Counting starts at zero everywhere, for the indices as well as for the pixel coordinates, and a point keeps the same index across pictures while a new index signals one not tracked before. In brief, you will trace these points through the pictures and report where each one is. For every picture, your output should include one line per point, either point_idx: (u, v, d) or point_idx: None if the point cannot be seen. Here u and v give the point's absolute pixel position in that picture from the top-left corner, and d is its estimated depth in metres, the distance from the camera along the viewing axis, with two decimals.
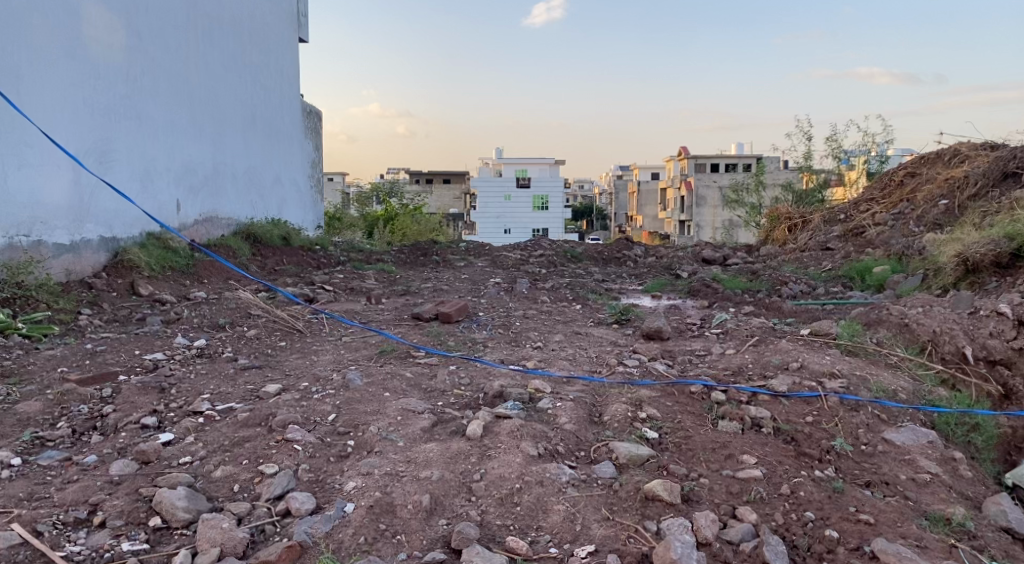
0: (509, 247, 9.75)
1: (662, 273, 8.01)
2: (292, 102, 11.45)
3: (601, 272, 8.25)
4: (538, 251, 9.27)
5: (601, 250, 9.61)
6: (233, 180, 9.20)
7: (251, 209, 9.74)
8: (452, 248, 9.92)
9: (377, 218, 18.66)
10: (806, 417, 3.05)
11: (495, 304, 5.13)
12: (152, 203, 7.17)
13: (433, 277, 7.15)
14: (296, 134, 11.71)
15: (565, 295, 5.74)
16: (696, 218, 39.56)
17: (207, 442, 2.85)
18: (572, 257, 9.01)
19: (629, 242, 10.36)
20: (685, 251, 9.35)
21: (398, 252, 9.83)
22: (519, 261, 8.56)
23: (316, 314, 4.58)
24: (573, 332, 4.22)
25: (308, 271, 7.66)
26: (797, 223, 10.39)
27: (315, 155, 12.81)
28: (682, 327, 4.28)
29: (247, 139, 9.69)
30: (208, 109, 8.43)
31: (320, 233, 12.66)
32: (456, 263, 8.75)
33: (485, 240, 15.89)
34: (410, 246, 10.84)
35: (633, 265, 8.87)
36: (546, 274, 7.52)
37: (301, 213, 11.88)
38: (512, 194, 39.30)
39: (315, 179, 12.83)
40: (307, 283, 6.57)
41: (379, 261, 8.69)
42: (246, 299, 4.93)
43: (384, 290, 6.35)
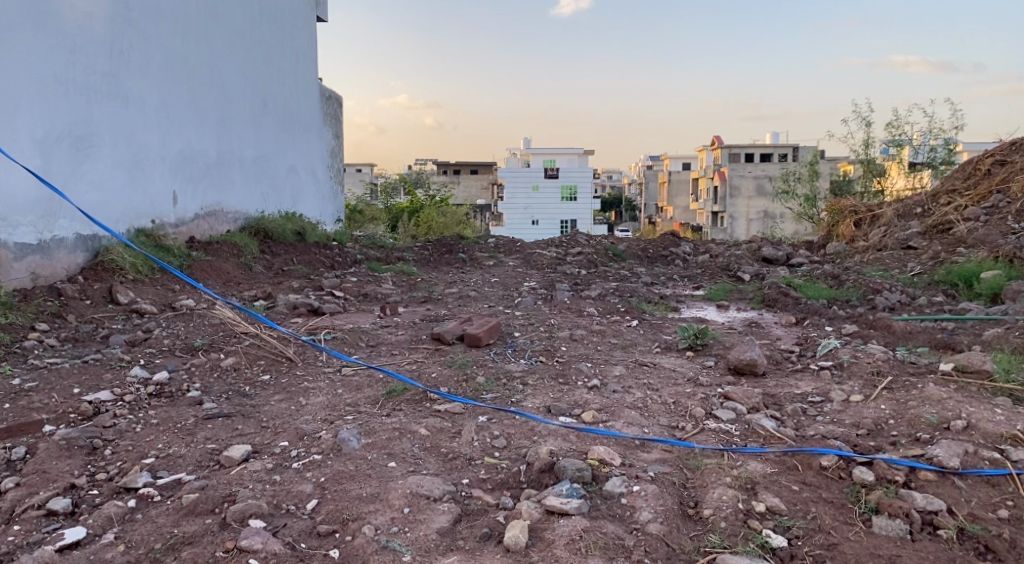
0: (543, 244, 8.82)
1: (719, 276, 7.04)
2: (310, 86, 10.65)
3: (649, 273, 7.30)
4: (576, 249, 8.34)
5: (646, 248, 8.65)
6: (241, 170, 8.40)
7: (262, 202, 8.95)
8: (480, 245, 9.01)
9: (402, 211, 17.83)
10: (998, 510, 2.09)
11: (534, 319, 4.22)
12: (143, 195, 6.36)
13: (459, 280, 6.27)
14: (315, 120, 10.92)
15: (617, 304, 4.80)
16: (730, 209, 38.24)
17: (129, 547, 1.98)
18: (615, 256, 8.07)
19: (676, 238, 9.38)
20: (740, 250, 8.36)
21: (420, 250, 8.96)
22: (555, 260, 7.65)
23: (313, 336, 3.71)
24: (637, 364, 3.27)
25: (319, 272, 6.80)
26: (865, 218, 9.32)
27: (335, 143, 12.03)
28: (777, 357, 3.33)
29: (258, 125, 8.88)
30: (211, 90, 7.61)
31: (340, 226, 11.88)
32: (483, 262, 7.86)
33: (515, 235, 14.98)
34: (436, 242, 9.96)
35: (684, 265, 7.89)
36: (588, 276, 6.60)
37: (319, 207, 11.06)
38: (540, 185, 38.20)
39: (335, 169, 11.99)
40: (311, 288, 5.71)
41: (399, 260, 7.83)
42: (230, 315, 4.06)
43: (402, 298, 5.48)
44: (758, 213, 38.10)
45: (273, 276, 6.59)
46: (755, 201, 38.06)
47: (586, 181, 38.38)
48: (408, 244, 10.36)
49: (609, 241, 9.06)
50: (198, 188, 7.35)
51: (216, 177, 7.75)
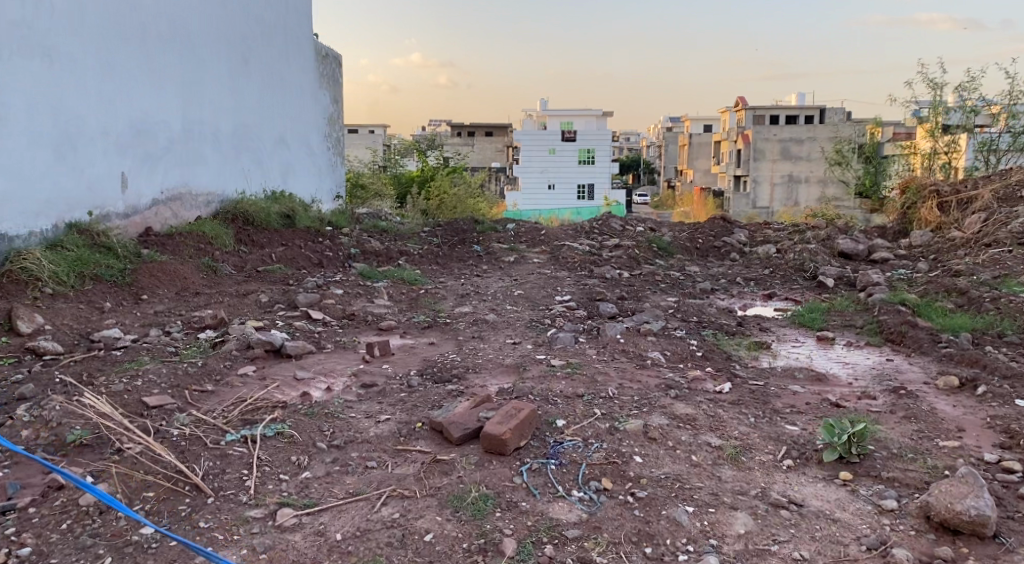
0: (572, 234, 7.52)
1: (793, 287, 5.74)
2: (302, 43, 9.31)
3: (704, 277, 6.00)
4: (611, 240, 7.06)
5: (694, 241, 7.34)
6: (216, 144, 7.12)
7: (244, 180, 7.69)
8: (499, 234, 7.73)
9: (412, 181, 16.51)
10: None
11: (582, 380, 2.97)
12: (78, 179, 5.10)
13: (474, 290, 5.02)
14: (309, 83, 9.59)
15: (690, 344, 3.53)
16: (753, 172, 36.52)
17: None
18: (661, 251, 6.78)
19: (726, 226, 8.06)
20: (809, 244, 7.03)
21: (426, 240, 7.68)
22: (589, 257, 6.37)
23: (244, 432, 2.35)
24: (768, 503, 2.03)
25: (301, 275, 5.56)
26: (952, 201, 7.94)
27: (334, 108, 10.70)
28: (996, 490, 2.10)
29: (238, 91, 7.58)
30: (175, 49, 6.32)
31: (340, 205, 10.61)
32: (502, 259, 6.59)
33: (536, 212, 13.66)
34: (448, 226, 8.69)
35: (744, 263, 6.59)
36: (634, 287, 5.33)
37: (314, 183, 9.76)
38: (556, 148, 36.66)
39: (333, 139, 10.66)
40: (280, 307, 4.46)
41: (400, 258, 6.58)
42: (138, 399, 2.72)
43: (401, 323, 4.24)
44: (783, 178, 36.31)
45: (241, 281, 5.34)
46: (779, 164, 36.25)
47: (603, 144, 36.82)
48: (414, 229, 9.08)
49: (649, 230, 7.77)
50: (156, 169, 6.09)
51: (182, 154, 6.47)
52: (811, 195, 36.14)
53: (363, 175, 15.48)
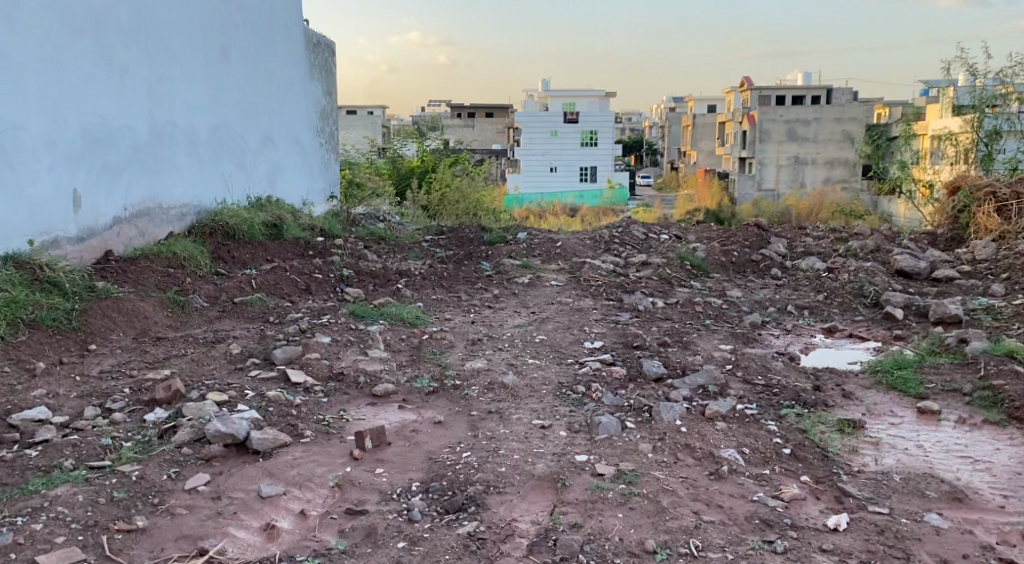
0: (593, 253, 6.78)
1: (854, 320, 4.97)
2: (290, 30, 8.49)
3: (749, 305, 5.25)
4: (637, 257, 6.30)
5: (729, 257, 6.58)
6: (192, 149, 6.33)
7: (225, 187, 6.90)
8: (510, 246, 6.97)
9: (412, 171, 15.72)
10: None
11: (645, 512, 2.23)
12: (13, 201, 4.31)
13: (487, 331, 4.26)
14: (299, 74, 8.79)
15: (771, 434, 2.77)
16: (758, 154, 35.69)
17: None
18: (694, 272, 6.02)
19: (762, 238, 7.30)
20: (859, 260, 6.26)
21: (426, 256, 6.90)
22: (616, 281, 5.61)
23: None
24: None
25: (284, 310, 4.75)
26: (1013, 206, 7.15)
27: (327, 101, 9.88)
28: None
29: (217, 87, 6.78)
30: (139, 42, 5.51)
31: (334, 206, 9.84)
32: (515, 283, 5.82)
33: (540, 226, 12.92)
34: (454, 235, 7.92)
35: (790, 285, 5.82)
36: (673, 324, 4.58)
37: (305, 185, 8.98)
38: (557, 130, 35.64)
39: (326, 135, 9.85)
40: (253, 365, 3.68)
41: (399, 279, 5.80)
42: (31, 558, 2.03)
43: (402, 386, 3.49)
44: (789, 160, 35.40)
45: (211, 321, 4.54)
46: (786, 146, 35.34)
47: (607, 126, 35.96)
48: (414, 237, 8.29)
49: (675, 243, 7.04)
50: (119, 182, 5.30)
51: (151, 163, 5.68)
52: (817, 178, 35.30)
53: (360, 168, 14.69)
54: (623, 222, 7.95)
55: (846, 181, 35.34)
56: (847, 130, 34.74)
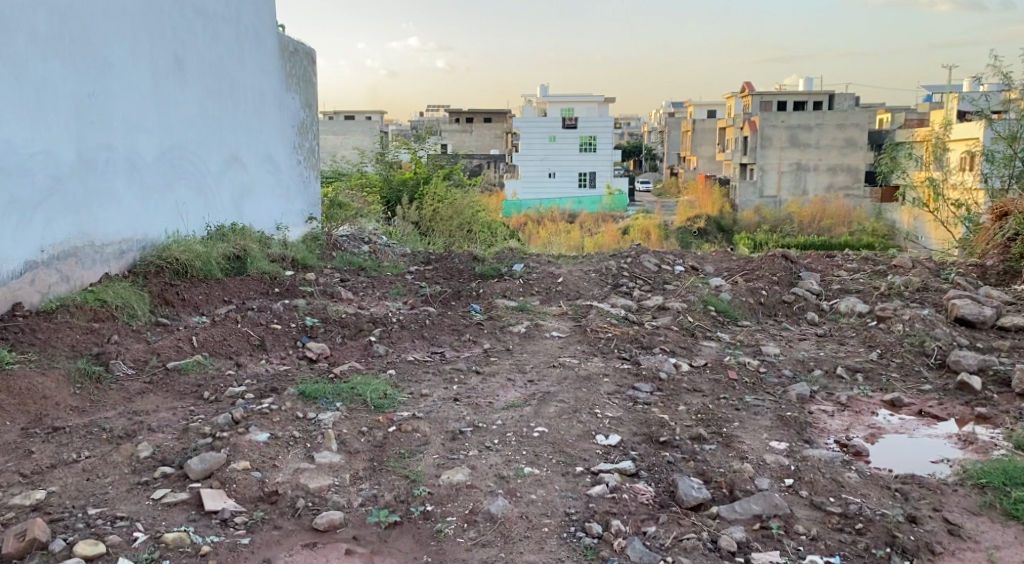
0: (600, 293, 5.92)
1: (918, 390, 4.11)
2: (260, 38, 7.64)
3: (790, 367, 4.41)
4: (653, 299, 5.45)
5: (757, 299, 5.73)
6: (137, 175, 5.47)
7: (179, 216, 6.03)
8: (504, 283, 6.11)
9: (404, 183, 14.73)
10: None
11: None
12: None
13: (474, 415, 3.40)
14: (271, 86, 7.93)
15: None
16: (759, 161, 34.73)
17: None
18: (719, 320, 5.17)
19: (790, 275, 6.45)
20: (908, 305, 5.40)
21: (407, 297, 6.03)
22: (631, 333, 4.76)
23: None
24: None
25: (226, 382, 3.84)
26: None
27: (305, 114, 9.02)
28: None
29: (168, 102, 5.92)
30: (63, 53, 4.66)
31: (313, 229, 8.97)
32: (510, 334, 4.95)
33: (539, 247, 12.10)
34: (443, 266, 7.06)
35: (832, 337, 4.96)
36: (702, 402, 3.72)
37: (279, 207, 8.12)
38: (556, 135, 35.02)
39: (304, 150, 8.98)
40: (163, 478, 2.81)
41: (373, 328, 4.93)
42: None
43: (353, 512, 2.64)
44: (790, 165, 34.61)
45: (130, 400, 3.63)
46: (787, 151, 34.55)
47: (606, 131, 35.19)
48: (396, 266, 7.40)
49: (695, 283, 6.20)
50: (36, 219, 4.45)
51: (80, 194, 4.82)
52: (819, 183, 34.53)
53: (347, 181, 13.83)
54: (634, 253, 7.10)
55: (849, 188, 34.41)
56: (849, 135, 34.12)
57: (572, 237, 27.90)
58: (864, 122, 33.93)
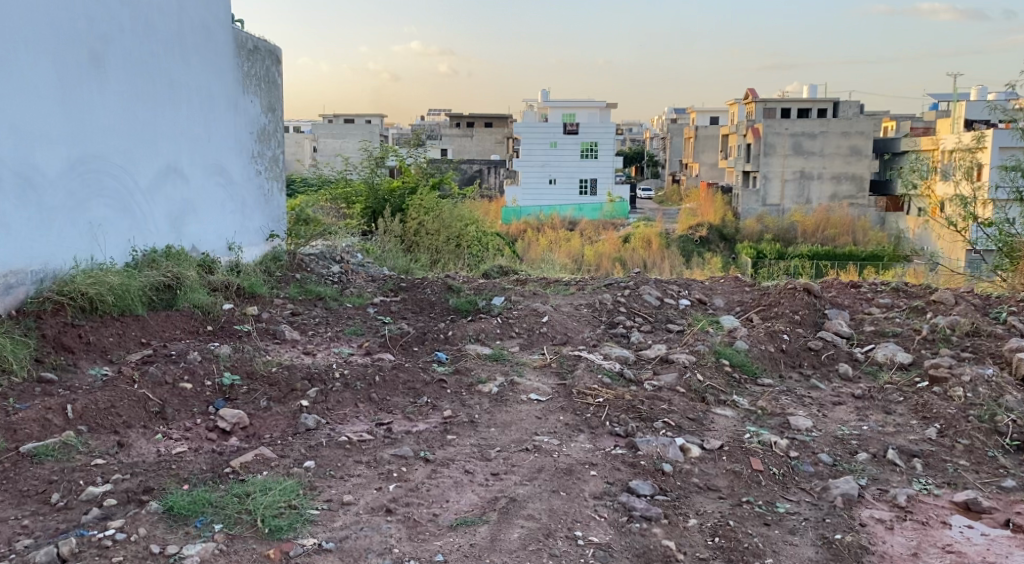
0: (590, 337, 4.99)
1: (997, 488, 3.18)
2: (210, 33, 6.75)
3: (829, 448, 3.47)
4: (654, 348, 4.52)
5: (777, 346, 4.80)
6: (31, 194, 4.60)
7: (96, 241, 5.15)
8: (479, 323, 5.17)
9: (390, 193, 13.79)
10: None
11: None
12: None
13: (406, 543, 2.47)
14: (223, 88, 7.04)
15: None
16: (763, 169, 33.81)
17: None
18: (734, 377, 4.23)
19: (814, 314, 5.52)
20: (963, 361, 4.47)
21: (362, 342, 5.09)
22: (627, 397, 3.82)
23: None
24: None
25: (90, 474, 2.89)
26: None
27: (266, 118, 8.11)
28: None
29: (84, 107, 5.04)
30: None
31: (273, 248, 8.06)
32: (477, 395, 4.01)
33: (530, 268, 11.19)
34: (412, 298, 6.13)
35: (874, 403, 4.03)
36: (722, 515, 2.79)
37: (230, 223, 7.22)
38: (556, 141, 34.12)
39: (264, 159, 8.08)
40: None
41: (308, 389, 4.01)
42: None
43: None
44: (794, 173, 33.71)
45: None
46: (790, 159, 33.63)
47: (607, 136, 34.29)
48: (358, 295, 6.48)
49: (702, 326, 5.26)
50: None
51: None
52: (823, 193, 33.60)
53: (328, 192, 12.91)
54: (631, 285, 6.16)
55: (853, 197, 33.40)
56: (853, 143, 33.17)
57: (571, 246, 27.03)
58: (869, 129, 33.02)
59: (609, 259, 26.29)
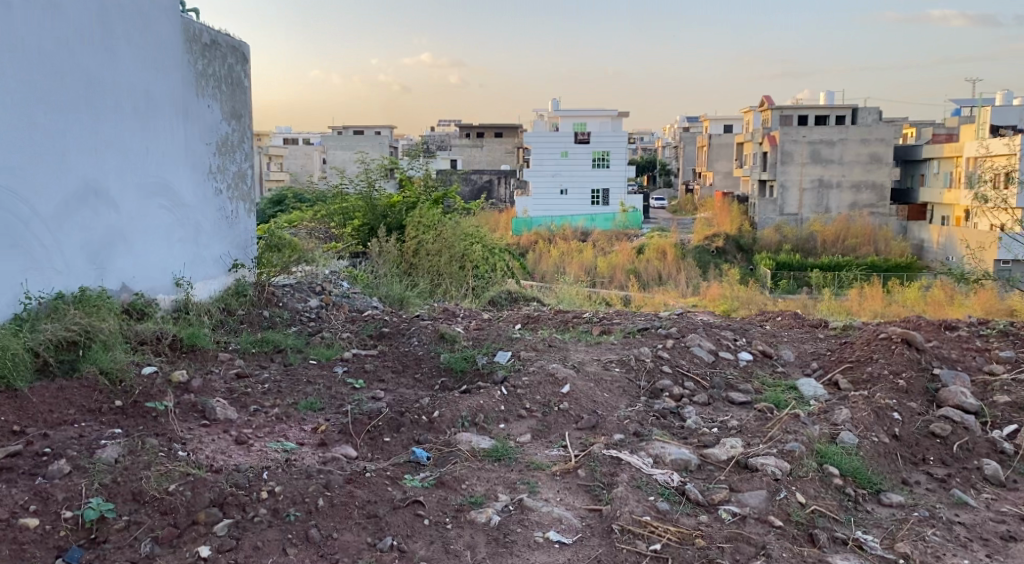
0: (626, 417, 3.66)
1: None
2: (150, 24, 5.53)
3: None
4: (725, 443, 3.17)
5: (890, 435, 3.45)
6: None
7: None
8: (476, 394, 3.84)
9: (391, 208, 12.53)
10: None
11: None
12: None
13: None
14: (168, 91, 5.79)
15: None
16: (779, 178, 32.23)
17: None
18: (849, 496, 2.89)
19: (922, 377, 4.16)
20: None
21: (318, 424, 3.77)
22: (697, 545, 2.51)
23: None
24: None
25: None
26: None
27: (230, 126, 6.85)
28: None
29: None
30: None
31: (237, 280, 6.78)
32: (470, 531, 2.68)
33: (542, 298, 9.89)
34: (394, 351, 4.82)
35: None
36: None
37: (179, 254, 5.97)
38: (568, 150, 32.85)
39: (228, 175, 6.82)
40: None
41: (217, 523, 2.70)
42: None
43: None
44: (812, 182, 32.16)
45: None
46: (809, 167, 32.11)
47: (619, 146, 33.00)
48: (327, 346, 5.17)
49: (777, 401, 3.91)
50: None
51: None
52: (843, 202, 32.13)
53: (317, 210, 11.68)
54: (675, 333, 4.82)
55: (872, 207, 31.93)
56: (874, 151, 31.72)
57: (584, 257, 25.75)
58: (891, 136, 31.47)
59: (623, 270, 25.04)
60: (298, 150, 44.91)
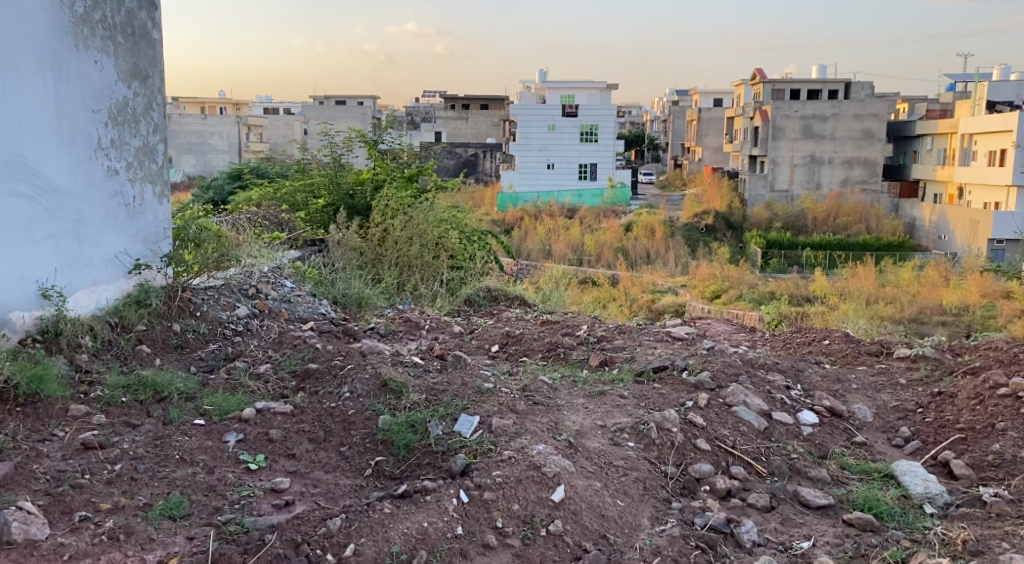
0: (649, 552, 2.37)
1: None
2: None
3: None
4: None
5: None
6: None
7: None
8: (418, 503, 2.51)
9: (359, 186, 11.07)
10: None
11: None
12: None
13: None
14: (14, 38, 4.31)
15: None
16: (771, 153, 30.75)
17: None
18: None
19: None
20: None
21: (170, 553, 2.41)
22: None
23: None
24: None
25: None
26: None
27: (132, 88, 5.31)
28: None
29: None
30: None
31: (141, 285, 5.31)
32: None
33: (526, 298, 8.56)
34: (316, 403, 3.47)
35: None
36: None
37: (39, 255, 4.52)
38: (556, 124, 31.25)
39: (128, 151, 5.30)
40: None
41: None
42: None
43: None
44: (804, 158, 30.77)
45: None
46: (800, 143, 30.66)
47: (607, 119, 31.40)
48: (231, 394, 3.79)
49: (877, 513, 2.64)
50: None
51: None
52: (834, 177, 30.71)
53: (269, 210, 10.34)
54: (711, 385, 3.48)
55: (864, 182, 30.55)
56: (866, 126, 30.19)
57: (571, 235, 24.38)
58: (882, 111, 30.05)
59: (611, 248, 23.72)
60: (276, 120, 43.04)
